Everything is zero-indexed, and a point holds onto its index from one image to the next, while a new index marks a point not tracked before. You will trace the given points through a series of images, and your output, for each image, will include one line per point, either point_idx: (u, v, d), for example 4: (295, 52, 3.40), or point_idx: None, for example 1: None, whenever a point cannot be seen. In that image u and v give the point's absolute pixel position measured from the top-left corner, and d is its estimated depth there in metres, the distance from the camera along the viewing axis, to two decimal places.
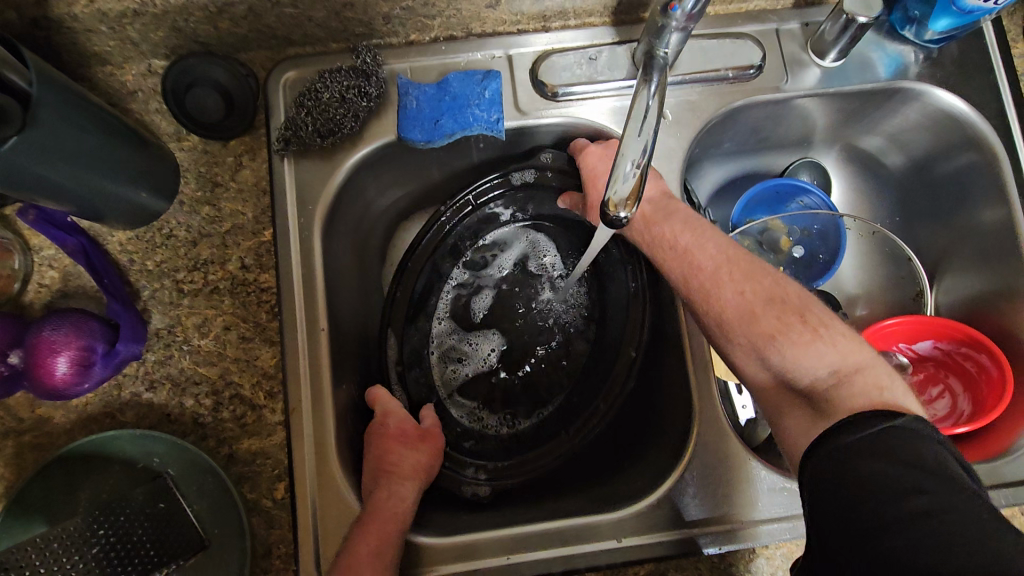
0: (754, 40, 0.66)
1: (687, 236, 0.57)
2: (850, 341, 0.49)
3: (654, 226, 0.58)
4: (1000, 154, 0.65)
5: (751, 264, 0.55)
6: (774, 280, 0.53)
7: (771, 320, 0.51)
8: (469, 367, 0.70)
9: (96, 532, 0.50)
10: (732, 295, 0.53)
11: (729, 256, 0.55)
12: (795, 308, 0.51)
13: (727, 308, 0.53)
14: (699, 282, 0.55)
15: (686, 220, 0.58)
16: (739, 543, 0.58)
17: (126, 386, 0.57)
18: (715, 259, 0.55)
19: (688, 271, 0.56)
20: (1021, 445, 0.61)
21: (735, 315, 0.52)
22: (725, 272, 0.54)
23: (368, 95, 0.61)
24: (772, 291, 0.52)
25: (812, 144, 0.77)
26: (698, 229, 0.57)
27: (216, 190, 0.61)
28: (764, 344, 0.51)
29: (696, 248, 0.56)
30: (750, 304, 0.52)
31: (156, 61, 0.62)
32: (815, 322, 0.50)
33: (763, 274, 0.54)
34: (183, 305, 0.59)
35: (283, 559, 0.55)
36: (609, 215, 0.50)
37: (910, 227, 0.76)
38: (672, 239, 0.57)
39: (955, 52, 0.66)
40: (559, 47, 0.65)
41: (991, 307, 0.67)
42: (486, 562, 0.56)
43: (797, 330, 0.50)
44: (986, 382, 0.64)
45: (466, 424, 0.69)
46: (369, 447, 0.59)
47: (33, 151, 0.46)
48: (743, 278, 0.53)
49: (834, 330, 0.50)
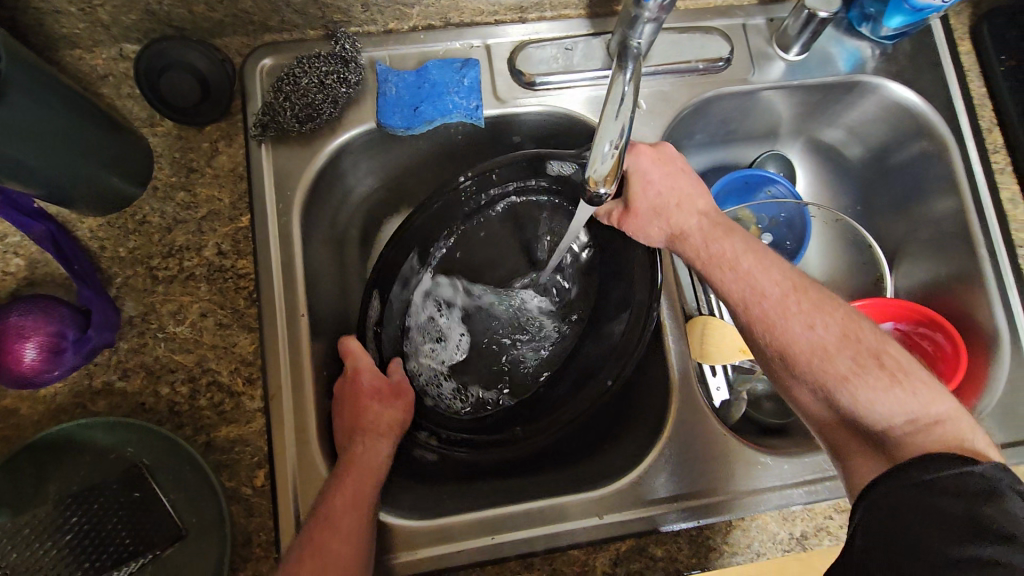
0: (722, 35, 0.69)
1: (748, 259, 0.57)
2: (931, 388, 0.49)
3: (712, 245, 0.58)
4: (950, 144, 0.69)
5: (822, 296, 0.54)
6: (845, 314, 0.53)
7: (845, 359, 0.51)
8: (445, 344, 0.66)
9: (68, 520, 0.49)
10: (803, 329, 0.52)
11: (794, 285, 0.55)
12: (871, 348, 0.51)
13: (797, 342, 0.52)
14: (763, 312, 0.54)
15: (748, 249, 0.57)
16: (718, 515, 0.59)
17: (97, 374, 0.55)
18: (780, 287, 0.55)
19: (752, 297, 0.55)
20: (980, 410, 0.65)
21: (805, 349, 0.52)
22: (794, 301, 0.54)
23: (347, 81, 0.61)
24: (847, 328, 0.52)
25: (777, 136, 0.80)
26: (758, 254, 0.57)
27: (192, 175, 0.60)
28: (836, 383, 0.51)
29: (762, 274, 0.55)
30: (824, 340, 0.52)
31: (129, 46, 0.61)
32: (892, 367, 0.50)
33: (834, 307, 0.53)
34: (158, 292, 0.58)
35: (263, 546, 0.54)
36: (591, 191, 0.52)
37: (870, 215, 0.80)
38: (735, 263, 0.57)
39: (907, 48, 0.70)
40: (536, 38, 0.66)
41: (947, 288, 0.71)
42: (472, 543, 0.57)
43: (876, 374, 0.50)
44: (941, 359, 0.68)
45: (422, 384, 0.65)
46: (343, 407, 0.59)
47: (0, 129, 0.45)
48: (813, 309, 0.53)
49: (912, 374, 0.50)
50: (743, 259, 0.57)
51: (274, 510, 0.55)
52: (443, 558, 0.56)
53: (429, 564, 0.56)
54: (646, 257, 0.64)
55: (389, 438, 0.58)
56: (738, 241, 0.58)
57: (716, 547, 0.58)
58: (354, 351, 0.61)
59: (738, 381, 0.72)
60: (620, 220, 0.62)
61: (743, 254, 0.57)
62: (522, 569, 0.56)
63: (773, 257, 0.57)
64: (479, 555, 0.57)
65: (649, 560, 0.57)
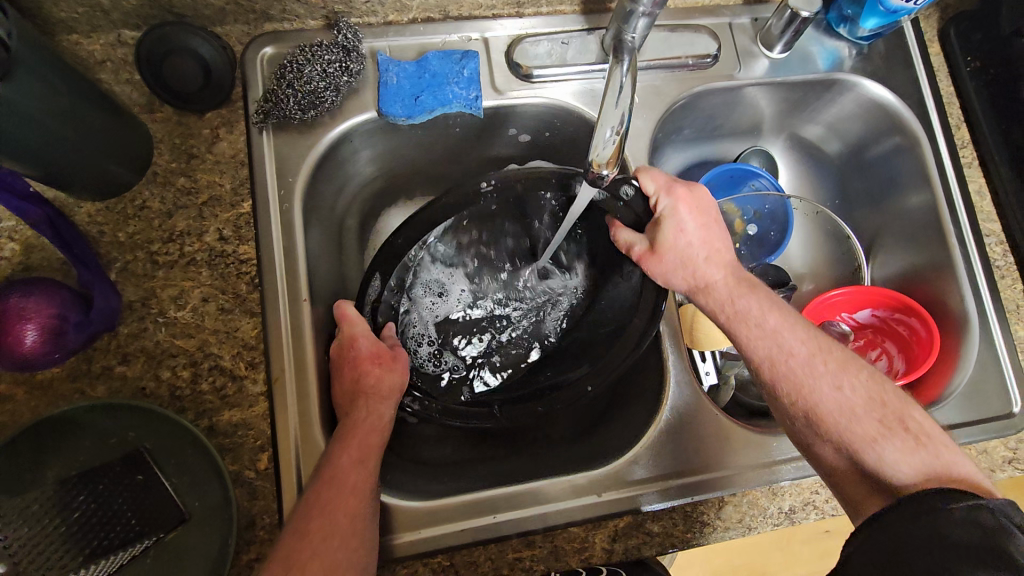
0: (710, 33, 0.71)
1: (774, 317, 0.58)
2: (948, 447, 0.53)
3: (737, 300, 0.59)
4: (922, 139, 0.73)
5: (845, 358, 0.57)
6: (867, 375, 0.56)
7: (872, 420, 0.54)
8: (443, 305, 0.69)
9: (76, 497, 0.49)
10: (831, 390, 0.55)
11: (820, 345, 0.57)
12: (895, 411, 0.54)
13: (825, 403, 0.55)
14: (792, 369, 0.56)
15: (775, 306, 0.59)
16: (711, 492, 0.61)
17: (97, 359, 0.55)
18: (807, 347, 0.57)
19: (779, 354, 0.57)
20: (949, 391, 0.68)
21: (833, 410, 0.54)
22: (820, 362, 0.56)
23: (349, 71, 0.62)
24: (871, 389, 0.55)
25: (761, 132, 0.83)
26: (783, 312, 0.59)
27: (192, 161, 0.60)
28: (863, 443, 0.53)
29: (790, 334, 0.57)
30: (852, 402, 0.54)
31: (127, 31, 0.61)
32: (916, 430, 0.53)
33: (858, 368, 0.56)
34: (158, 277, 0.57)
35: (266, 529, 0.54)
36: (593, 173, 0.55)
37: (848, 208, 0.84)
38: (761, 320, 0.58)
39: (882, 48, 0.74)
40: (532, 32, 0.68)
41: (920, 277, 0.75)
42: (474, 522, 0.58)
43: (901, 437, 0.53)
44: (917, 343, 0.72)
45: (409, 337, 0.67)
46: (342, 371, 0.58)
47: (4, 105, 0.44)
48: (840, 371, 0.56)
49: (932, 435, 0.53)
50: (769, 317, 0.58)
51: (278, 493, 0.55)
52: (445, 537, 0.57)
53: (431, 544, 0.57)
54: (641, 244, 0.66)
55: (390, 401, 0.58)
56: (765, 298, 0.60)
57: (710, 523, 0.61)
58: (352, 317, 0.60)
59: (726, 366, 0.74)
60: (644, 257, 0.61)
61: (770, 311, 0.59)
62: (523, 547, 0.58)
63: (796, 315, 0.60)
64: (481, 534, 0.58)
65: (645, 536, 0.59)
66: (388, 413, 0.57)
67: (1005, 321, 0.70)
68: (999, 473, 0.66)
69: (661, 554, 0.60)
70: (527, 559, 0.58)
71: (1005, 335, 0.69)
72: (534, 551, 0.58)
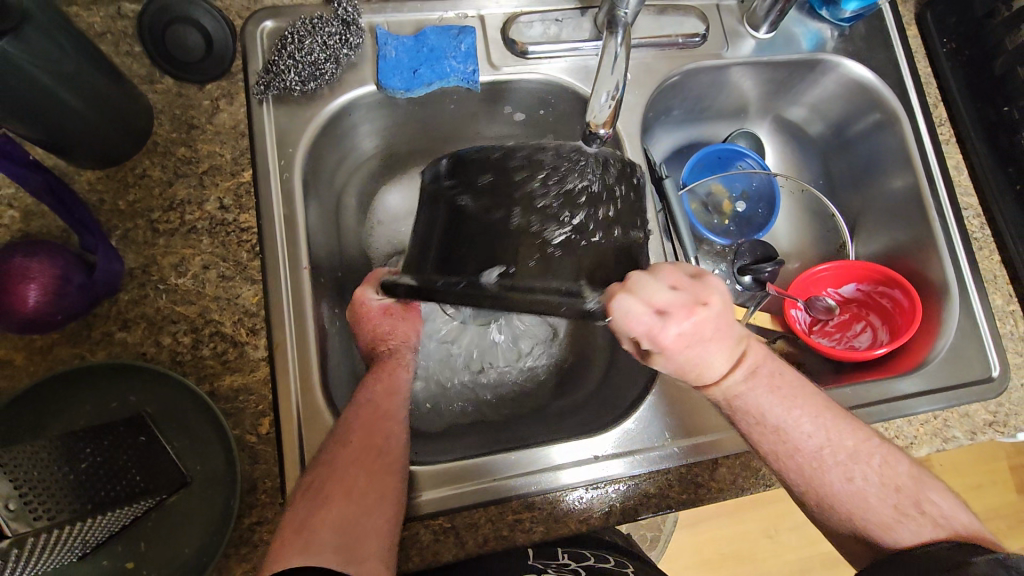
0: (699, 13, 0.74)
1: (780, 412, 0.55)
2: (960, 514, 0.53)
3: (736, 401, 0.55)
4: (900, 117, 0.76)
5: (856, 444, 0.55)
6: (879, 458, 0.55)
7: (885, 506, 0.53)
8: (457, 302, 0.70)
9: (83, 451, 0.48)
10: (841, 481, 0.54)
11: (826, 432, 0.55)
12: (910, 493, 0.54)
13: (836, 494, 0.54)
14: (800, 463, 0.55)
15: (782, 403, 0.55)
16: (702, 454, 0.62)
17: (97, 324, 0.55)
18: (816, 440, 0.55)
19: (786, 449, 0.55)
20: (930, 358, 0.70)
21: (844, 499, 0.54)
22: (829, 453, 0.55)
23: (349, 44, 0.64)
24: (884, 474, 0.54)
25: (747, 115, 0.86)
26: (789, 403, 0.55)
27: (192, 132, 0.61)
28: (878, 530, 0.53)
29: (797, 430, 0.55)
30: (863, 491, 0.54)
31: (128, 4, 0.62)
32: (933, 513, 0.53)
33: (869, 453, 0.55)
34: (158, 245, 0.58)
35: (269, 493, 0.54)
36: (589, 133, 0.58)
37: (832, 188, 0.86)
38: (765, 419, 0.55)
39: (863, 30, 0.77)
40: (527, 10, 0.70)
41: (903, 253, 0.77)
42: (474, 485, 0.59)
43: (917, 521, 0.52)
44: (900, 313, 0.74)
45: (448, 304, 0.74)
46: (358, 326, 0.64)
47: (23, 58, 0.46)
48: (850, 461, 0.54)
49: (947, 510, 0.53)
50: (774, 415, 0.55)
51: (279, 458, 0.55)
52: (446, 500, 0.58)
53: (433, 506, 0.58)
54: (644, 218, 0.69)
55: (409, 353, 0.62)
56: (774, 394, 0.55)
57: (704, 485, 0.62)
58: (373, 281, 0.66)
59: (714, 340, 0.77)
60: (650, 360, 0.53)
61: (774, 407, 0.55)
62: (523, 509, 0.59)
63: (806, 401, 0.55)
64: (479, 497, 0.58)
65: (642, 497, 0.61)
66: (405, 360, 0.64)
67: (983, 291, 0.72)
68: (980, 436, 0.68)
69: (657, 515, 0.61)
70: (527, 520, 0.59)
71: (984, 304, 0.72)
72: (534, 513, 0.59)
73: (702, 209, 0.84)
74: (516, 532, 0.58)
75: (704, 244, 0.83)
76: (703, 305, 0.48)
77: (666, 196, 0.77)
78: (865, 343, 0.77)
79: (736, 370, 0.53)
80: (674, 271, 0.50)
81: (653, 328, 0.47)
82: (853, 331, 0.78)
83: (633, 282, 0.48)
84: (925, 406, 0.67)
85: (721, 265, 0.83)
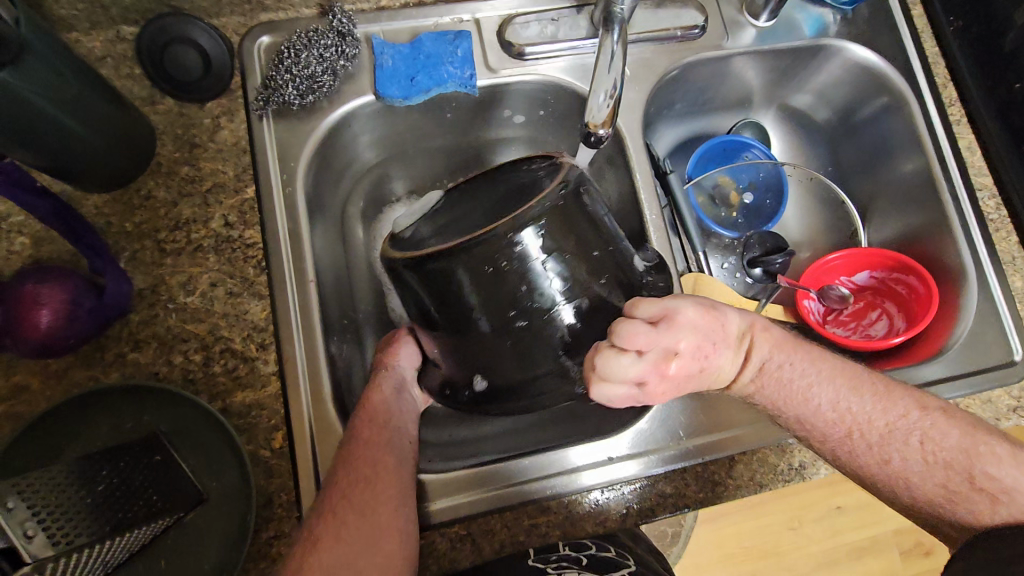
0: (696, 4, 0.73)
1: (800, 404, 0.55)
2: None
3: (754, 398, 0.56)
4: (908, 98, 0.74)
5: (888, 423, 0.55)
6: (917, 437, 0.54)
7: (932, 484, 0.54)
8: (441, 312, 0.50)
9: (99, 474, 0.49)
10: (881, 465, 0.55)
11: (853, 418, 0.55)
12: (961, 469, 0.53)
13: (876, 476, 0.55)
14: (832, 449, 0.56)
15: (798, 395, 0.55)
16: (719, 452, 0.62)
17: (109, 346, 0.56)
18: (843, 425, 0.55)
19: (816, 438, 0.56)
20: (952, 342, 0.68)
21: (888, 480, 0.55)
22: (861, 439, 0.55)
23: (346, 55, 0.64)
24: (926, 452, 0.54)
25: (751, 104, 0.85)
26: (807, 394, 0.55)
27: (195, 150, 0.62)
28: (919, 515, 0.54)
29: (819, 419, 0.55)
30: (905, 470, 0.54)
31: (126, 27, 0.62)
32: (992, 489, 0.52)
33: (906, 433, 0.54)
34: (166, 265, 0.58)
35: (285, 507, 0.55)
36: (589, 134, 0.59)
37: (843, 174, 0.85)
38: (784, 410, 0.56)
39: (865, 12, 0.75)
40: (522, 11, 0.69)
41: (918, 238, 0.76)
42: (488, 492, 0.59)
43: (974, 499, 0.53)
44: (915, 300, 0.72)
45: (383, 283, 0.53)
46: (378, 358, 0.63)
47: (24, 88, 0.46)
48: (883, 445, 0.54)
49: (1008, 482, 0.52)
50: (793, 407, 0.55)
51: (294, 471, 0.56)
52: (461, 508, 0.58)
53: (451, 514, 0.58)
54: (643, 218, 0.68)
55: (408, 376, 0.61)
56: (790, 384, 0.55)
57: (721, 482, 0.61)
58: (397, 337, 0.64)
59: None
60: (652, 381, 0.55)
61: (793, 399, 0.55)
62: (539, 513, 0.59)
63: (823, 385, 0.55)
64: (495, 502, 0.59)
65: (659, 497, 0.60)
66: (408, 374, 0.62)
67: (1001, 272, 0.71)
68: (1005, 422, 0.67)
69: (675, 515, 0.60)
70: (542, 524, 0.59)
71: (1002, 285, 0.70)
72: (549, 517, 0.59)
73: (711, 202, 0.83)
74: (533, 537, 0.58)
75: (713, 239, 0.81)
76: (673, 356, 0.49)
77: (670, 189, 0.77)
78: (881, 331, 0.75)
79: (740, 375, 0.55)
80: (633, 329, 0.47)
81: (636, 394, 0.49)
82: (868, 319, 0.77)
83: (603, 370, 0.47)
84: (958, 389, 0.66)
85: (730, 258, 0.81)
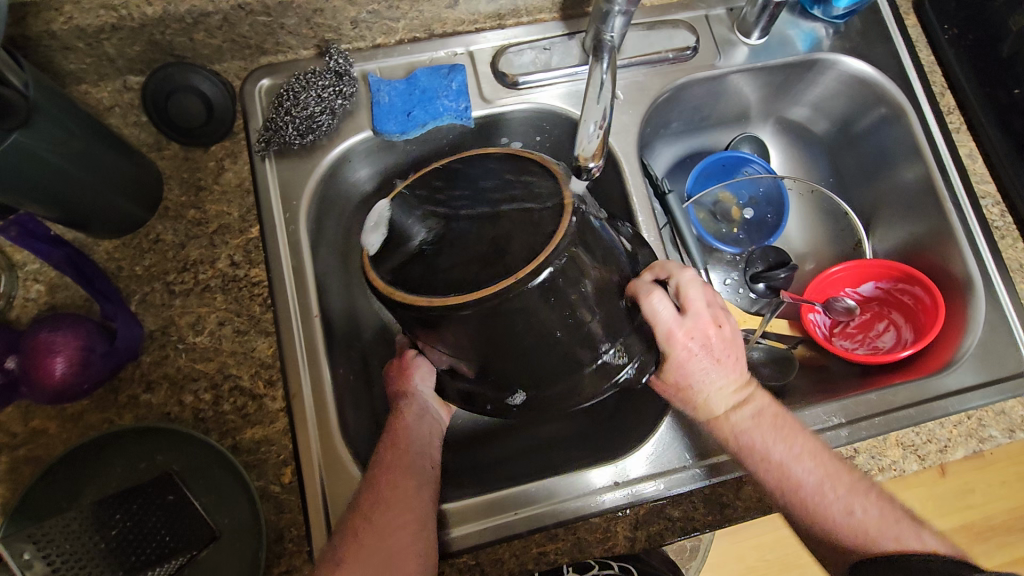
0: (688, 26, 0.73)
1: (781, 449, 0.57)
2: None
3: (741, 437, 0.58)
4: (904, 109, 0.74)
5: (854, 480, 0.57)
6: (875, 493, 0.57)
7: (886, 536, 0.55)
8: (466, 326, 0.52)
9: (113, 518, 0.51)
10: (844, 516, 0.56)
11: (826, 469, 0.57)
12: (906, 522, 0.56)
13: (837, 529, 0.56)
14: (803, 496, 0.56)
15: (782, 438, 0.57)
16: (728, 473, 0.61)
17: (123, 388, 0.57)
18: (815, 475, 0.56)
19: (790, 484, 0.56)
20: (959, 358, 0.67)
21: (846, 531, 0.56)
22: (829, 489, 0.56)
23: (344, 94, 0.66)
24: (881, 505, 0.56)
25: (748, 119, 0.85)
26: (788, 438, 0.57)
27: (201, 193, 0.63)
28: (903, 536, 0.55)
29: (799, 467, 0.56)
30: (864, 522, 0.55)
31: (133, 77, 0.64)
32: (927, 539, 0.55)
33: (866, 488, 0.57)
34: (175, 305, 0.60)
35: (295, 541, 0.55)
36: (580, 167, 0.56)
37: (844, 186, 0.84)
38: (769, 454, 0.57)
39: (858, 25, 0.75)
40: (514, 42, 0.70)
41: (923, 247, 0.75)
42: (504, 519, 0.59)
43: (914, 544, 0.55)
44: (923, 311, 0.71)
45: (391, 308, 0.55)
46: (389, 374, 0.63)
47: (34, 147, 0.48)
48: (847, 496, 0.56)
49: None
50: (776, 450, 0.57)
51: (303, 504, 0.56)
52: (472, 537, 0.59)
53: (475, 539, 0.59)
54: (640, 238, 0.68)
55: (423, 394, 0.61)
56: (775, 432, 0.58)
57: (730, 504, 0.60)
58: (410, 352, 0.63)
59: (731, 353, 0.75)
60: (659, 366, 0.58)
61: (776, 443, 0.57)
62: (547, 541, 0.59)
63: (803, 437, 0.58)
64: (503, 530, 0.59)
65: (667, 521, 0.60)
66: (427, 395, 0.61)
67: (1010, 280, 0.69)
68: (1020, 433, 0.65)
69: (684, 539, 0.59)
70: (551, 552, 0.58)
71: (1011, 293, 0.69)
72: (558, 544, 0.59)
73: (712, 219, 0.84)
74: (540, 564, 0.58)
75: (716, 254, 0.82)
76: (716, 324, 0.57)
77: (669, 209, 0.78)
78: (889, 342, 0.74)
79: (734, 409, 0.59)
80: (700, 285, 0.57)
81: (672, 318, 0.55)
82: (876, 330, 0.76)
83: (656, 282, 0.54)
84: (959, 404, 0.65)
85: (732, 274, 0.81)
